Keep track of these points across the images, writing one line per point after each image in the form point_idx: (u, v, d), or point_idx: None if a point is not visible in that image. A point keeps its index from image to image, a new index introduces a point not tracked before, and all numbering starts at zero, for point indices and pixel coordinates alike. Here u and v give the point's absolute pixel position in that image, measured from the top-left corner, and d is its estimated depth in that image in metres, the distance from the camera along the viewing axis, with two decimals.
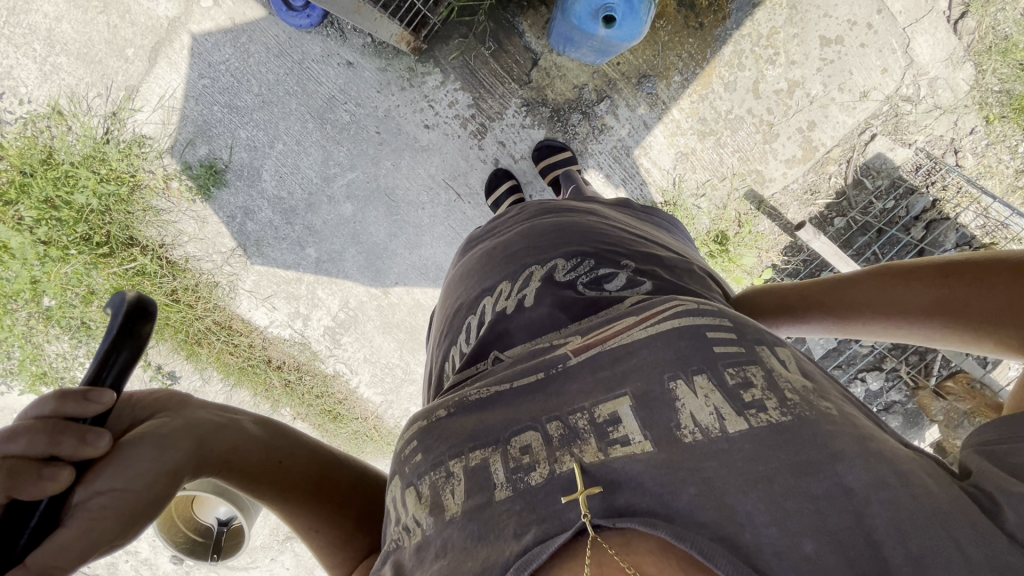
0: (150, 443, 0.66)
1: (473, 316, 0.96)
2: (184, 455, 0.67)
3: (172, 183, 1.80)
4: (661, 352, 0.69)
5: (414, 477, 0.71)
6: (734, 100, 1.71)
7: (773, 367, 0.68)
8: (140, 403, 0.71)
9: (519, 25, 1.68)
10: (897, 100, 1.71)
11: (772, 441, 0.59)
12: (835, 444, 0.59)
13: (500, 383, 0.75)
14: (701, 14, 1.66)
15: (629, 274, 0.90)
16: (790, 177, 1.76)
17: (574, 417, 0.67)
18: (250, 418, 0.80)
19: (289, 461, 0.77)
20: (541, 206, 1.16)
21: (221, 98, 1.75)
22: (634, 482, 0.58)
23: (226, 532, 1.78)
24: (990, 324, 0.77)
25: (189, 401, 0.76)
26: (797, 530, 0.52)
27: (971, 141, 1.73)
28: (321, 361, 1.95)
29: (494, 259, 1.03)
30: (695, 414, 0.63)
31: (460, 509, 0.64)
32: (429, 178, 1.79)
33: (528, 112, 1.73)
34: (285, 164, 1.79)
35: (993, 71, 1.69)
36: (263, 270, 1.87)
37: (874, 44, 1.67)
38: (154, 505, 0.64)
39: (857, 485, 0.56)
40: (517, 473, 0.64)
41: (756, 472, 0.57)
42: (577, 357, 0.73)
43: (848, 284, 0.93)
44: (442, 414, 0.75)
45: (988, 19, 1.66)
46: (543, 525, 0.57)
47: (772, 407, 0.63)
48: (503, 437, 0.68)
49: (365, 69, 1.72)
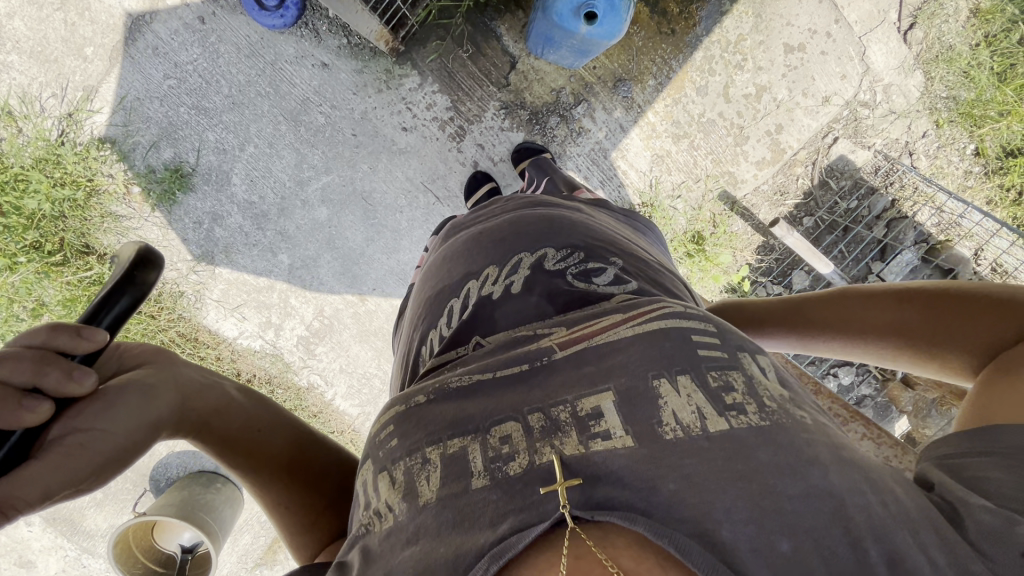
0: (135, 389, 0.71)
1: (456, 299, 0.92)
2: (166, 407, 0.73)
3: (133, 188, 1.71)
4: (646, 351, 0.68)
5: (388, 462, 0.67)
6: (706, 103, 1.76)
7: (754, 374, 0.68)
8: (128, 353, 0.76)
9: (496, 28, 1.69)
10: (856, 105, 1.80)
11: (752, 441, 0.58)
12: (811, 450, 0.58)
13: (483, 371, 0.72)
14: (673, 21, 1.71)
15: (618, 270, 0.90)
16: (761, 178, 1.83)
17: (556, 409, 0.64)
18: (234, 385, 0.87)
19: (270, 433, 0.84)
20: (525, 200, 1.15)
21: (188, 99, 1.69)
22: (613, 476, 0.56)
23: (191, 560, 1.69)
24: (939, 345, 0.84)
25: (176, 358, 0.80)
26: (772, 528, 0.51)
27: (924, 143, 1.84)
28: (294, 372, 1.87)
29: (481, 244, 1.01)
30: (677, 412, 0.62)
31: (436, 495, 0.61)
32: (408, 181, 1.77)
33: (506, 114, 1.74)
34: (255, 168, 1.73)
35: (940, 79, 1.80)
36: (231, 278, 1.79)
37: (833, 52, 1.76)
38: (126, 454, 0.68)
39: (829, 487, 0.55)
40: (496, 462, 0.61)
41: (736, 471, 0.55)
42: (563, 351, 0.71)
43: (813, 303, 1.00)
44: (423, 400, 0.72)
45: (934, 30, 1.77)
46: (520, 515, 0.55)
47: (752, 411, 0.62)
48: (483, 426, 0.65)
49: (341, 71, 1.68)
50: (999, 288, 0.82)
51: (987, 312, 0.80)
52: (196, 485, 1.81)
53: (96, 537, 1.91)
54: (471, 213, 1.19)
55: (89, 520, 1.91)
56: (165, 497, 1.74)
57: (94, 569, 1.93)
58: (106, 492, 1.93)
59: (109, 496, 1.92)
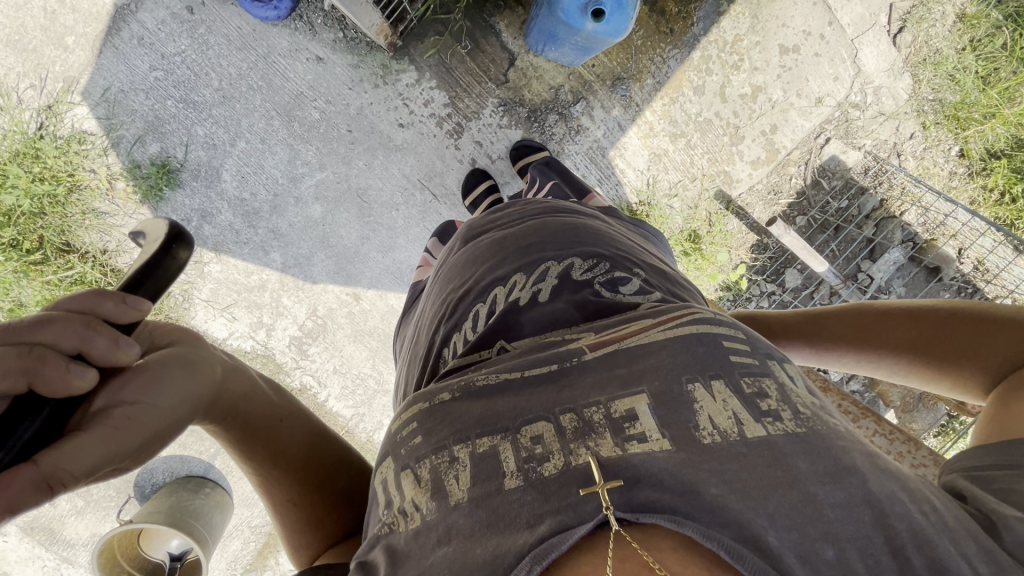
0: (177, 365, 0.69)
1: (481, 304, 0.90)
2: (208, 386, 0.72)
3: (118, 183, 1.65)
4: (679, 356, 0.68)
5: (412, 460, 0.66)
6: (703, 103, 1.77)
7: (785, 381, 0.69)
8: (160, 330, 0.73)
9: (495, 24, 1.67)
10: (848, 106, 1.83)
11: (791, 448, 0.59)
12: (848, 458, 0.59)
13: (511, 370, 0.71)
14: (671, 20, 1.71)
15: (642, 280, 0.90)
16: (756, 177, 1.85)
17: (589, 410, 0.64)
18: (257, 373, 0.86)
19: (288, 422, 0.83)
20: (544, 205, 1.14)
21: (176, 92, 1.63)
22: (654, 479, 0.55)
23: (180, 567, 1.67)
24: (951, 363, 0.87)
25: (202, 339, 0.78)
26: (816, 536, 0.52)
27: (911, 145, 1.88)
28: (287, 374, 1.84)
29: (504, 247, 0.99)
30: (714, 417, 0.62)
31: (467, 496, 0.59)
32: (404, 178, 1.74)
33: (504, 112, 1.72)
34: (247, 164, 1.69)
35: (928, 81, 1.83)
36: (221, 278, 1.76)
37: (827, 54, 1.78)
38: (168, 431, 0.67)
39: (868, 495, 0.55)
40: (530, 462, 0.60)
41: (777, 477, 0.55)
42: (593, 352, 0.71)
43: (828, 317, 1.02)
44: (448, 397, 0.70)
45: (923, 34, 1.80)
46: (559, 516, 0.54)
47: (787, 418, 0.63)
48: (513, 426, 0.64)
49: (336, 66, 1.64)
50: (1012, 309, 0.85)
51: (1002, 333, 0.83)
52: (185, 491, 1.76)
53: (77, 547, 1.84)
54: (488, 216, 1.17)
55: (70, 529, 1.84)
56: (152, 504, 1.68)
57: None
58: (88, 499, 1.86)
59: (91, 504, 1.85)
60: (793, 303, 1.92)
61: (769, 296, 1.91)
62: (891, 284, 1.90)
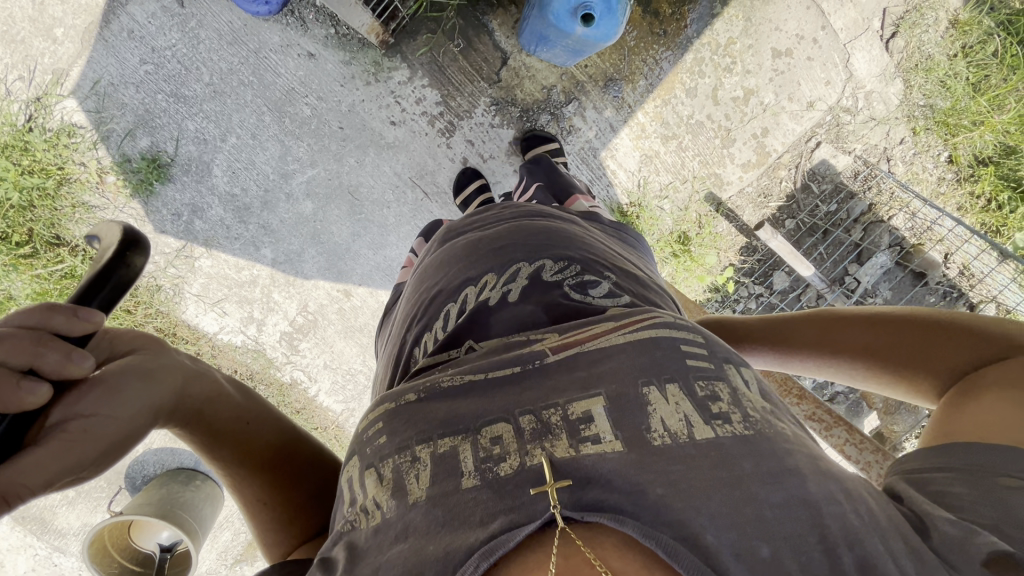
0: (135, 375, 0.70)
1: (452, 304, 0.92)
2: (168, 394, 0.73)
3: (107, 177, 1.65)
4: (635, 359, 0.70)
5: (376, 459, 0.67)
6: (695, 105, 1.77)
7: (738, 385, 0.71)
8: (121, 339, 0.75)
9: (489, 23, 1.65)
10: (839, 111, 1.84)
11: (736, 450, 0.61)
12: (792, 460, 0.61)
13: (475, 372, 0.73)
14: (665, 22, 1.71)
15: (612, 284, 0.91)
16: (746, 180, 1.86)
17: (547, 412, 0.65)
18: (224, 374, 0.85)
19: (256, 426, 0.83)
20: (521, 209, 1.15)
21: (166, 87, 1.62)
22: (603, 479, 0.57)
23: (170, 559, 1.66)
24: (909, 368, 0.88)
25: (166, 344, 0.79)
26: (753, 535, 0.54)
27: (901, 150, 1.89)
28: (277, 368, 1.85)
29: (478, 250, 1.00)
30: (666, 419, 0.64)
31: (425, 494, 0.61)
32: (395, 176, 1.74)
33: (496, 111, 1.72)
34: (238, 159, 1.69)
35: (919, 87, 1.84)
36: (212, 273, 1.77)
37: (819, 58, 1.78)
38: (127, 440, 0.69)
39: (806, 496, 0.57)
40: (487, 462, 0.62)
41: (722, 478, 0.58)
42: (554, 355, 0.72)
43: (791, 323, 1.02)
44: (414, 398, 0.72)
45: (915, 39, 1.80)
46: (511, 515, 0.56)
47: (736, 420, 0.65)
48: (473, 427, 0.66)
49: (328, 62, 1.64)
50: (966, 318, 0.87)
51: (955, 342, 0.84)
52: (175, 482, 1.79)
53: (68, 536, 1.86)
54: (467, 218, 1.17)
55: (60, 519, 1.86)
56: (144, 496, 1.70)
57: (67, 569, 1.88)
58: (79, 490, 1.88)
59: (82, 494, 1.87)
60: (780, 306, 1.93)
61: (757, 298, 1.93)
62: (879, 287, 1.91)
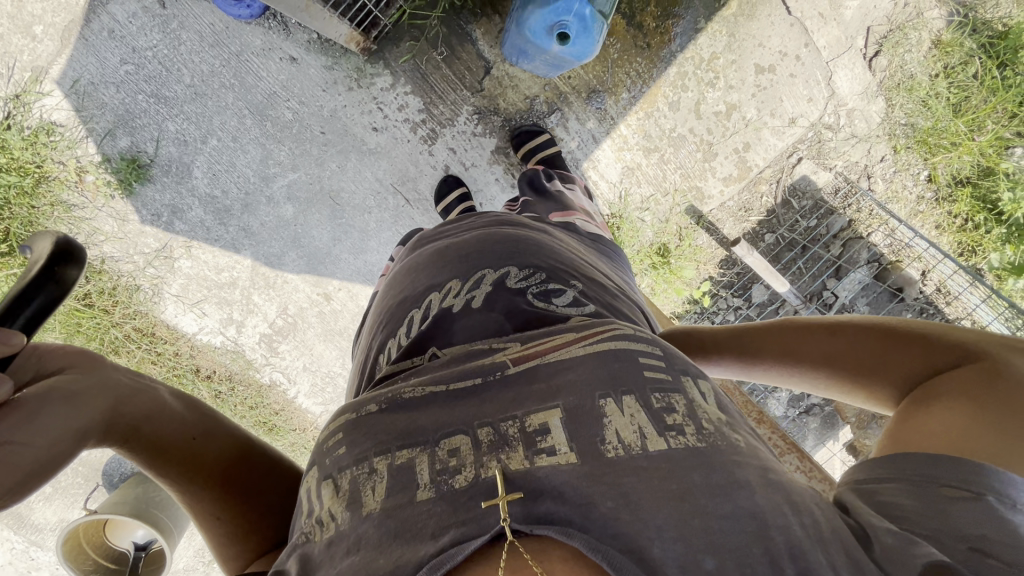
0: (56, 398, 0.71)
1: (416, 310, 0.93)
2: (94, 415, 0.74)
3: (87, 176, 1.65)
4: (594, 370, 0.70)
5: (334, 470, 0.67)
6: (677, 119, 1.78)
7: (694, 397, 0.70)
8: (52, 355, 0.75)
9: (472, 31, 1.65)
10: (820, 127, 1.85)
11: (688, 462, 0.60)
12: (740, 473, 0.60)
13: (435, 384, 0.73)
14: (649, 35, 1.71)
15: (576, 292, 0.92)
16: (727, 194, 1.87)
17: (505, 424, 0.65)
18: (171, 388, 0.86)
19: (201, 441, 0.82)
20: (494, 218, 1.16)
21: (146, 87, 1.61)
22: (555, 491, 0.57)
23: (145, 557, 1.67)
24: (865, 376, 0.83)
25: (102, 362, 0.80)
26: (698, 548, 0.53)
27: (881, 168, 1.89)
28: (256, 370, 1.86)
29: (446, 258, 1.01)
30: (620, 431, 0.63)
31: (379, 506, 0.61)
32: (376, 182, 1.74)
33: (479, 120, 1.72)
34: (218, 162, 1.68)
35: (901, 106, 1.84)
36: (192, 274, 1.77)
37: (802, 75, 1.79)
38: (50, 462, 0.70)
39: (753, 509, 0.56)
40: (442, 474, 0.62)
41: (671, 490, 0.57)
42: (515, 366, 0.72)
43: (753, 332, 0.99)
44: (374, 409, 0.71)
45: (898, 59, 1.81)
46: (461, 528, 0.55)
47: (690, 432, 0.64)
48: (432, 438, 0.66)
49: (310, 67, 1.63)
50: (928, 324, 0.81)
51: (912, 348, 0.79)
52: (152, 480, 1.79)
53: (46, 531, 1.87)
54: (440, 226, 1.19)
55: (37, 514, 1.86)
56: (118, 495, 1.71)
57: (44, 563, 1.89)
58: (56, 486, 1.88)
59: (59, 491, 1.87)
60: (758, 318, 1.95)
61: (735, 310, 1.95)
62: (855, 303, 1.95)
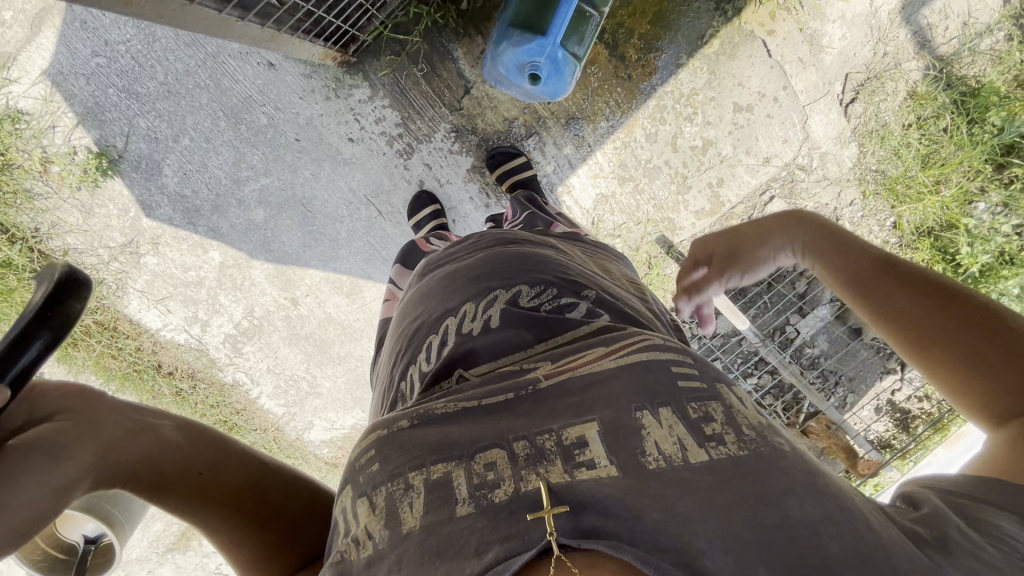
0: (41, 452, 0.67)
1: (434, 335, 0.91)
2: (82, 465, 0.69)
3: (52, 167, 1.63)
4: (627, 382, 0.67)
5: (369, 487, 0.63)
6: (654, 150, 1.79)
7: (733, 404, 0.67)
8: (49, 399, 0.73)
9: (453, 51, 1.64)
10: (794, 167, 1.87)
11: (731, 474, 0.56)
12: (787, 479, 0.56)
13: (468, 400, 0.70)
14: (631, 67, 1.73)
15: (589, 304, 0.91)
16: (698, 227, 1.89)
17: (541, 437, 0.62)
18: (173, 421, 0.80)
19: (209, 473, 0.77)
20: (496, 235, 1.12)
21: (118, 81, 1.59)
22: (599, 505, 0.53)
23: (94, 549, 1.68)
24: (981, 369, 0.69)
25: (99, 400, 0.76)
26: (752, 561, 0.48)
27: (850, 211, 1.92)
28: (219, 369, 1.86)
29: (455, 281, 0.98)
30: (659, 443, 0.59)
31: (420, 523, 0.57)
32: (350, 193, 1.73)
33: (455, 138, 1.72)
34: (190, 161, 1.66)
35: (872, 153, 1.87)
36: (157, 270, 1.75)
37: (779, 116, 1.81)
38: (42, 519, 0.67)
39: (803, 519, 0.52)
40: (480, 489, 0.58)
41: (718, 499, 0.53)
42: (547, 379, 0.70)
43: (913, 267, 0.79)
44: (406, 426, 0.69)
45: (873, 106, 1.83)
46: (505, 544, 0.52)
47: (731, 442, 0.60)
48: (467, 452, 0.62)
49: (287, 73, 1.61)
50: None
51: None
52: None
53: None
54: (444, 251, 1.15)
55: None
56: None
57: None
58: None
59: None
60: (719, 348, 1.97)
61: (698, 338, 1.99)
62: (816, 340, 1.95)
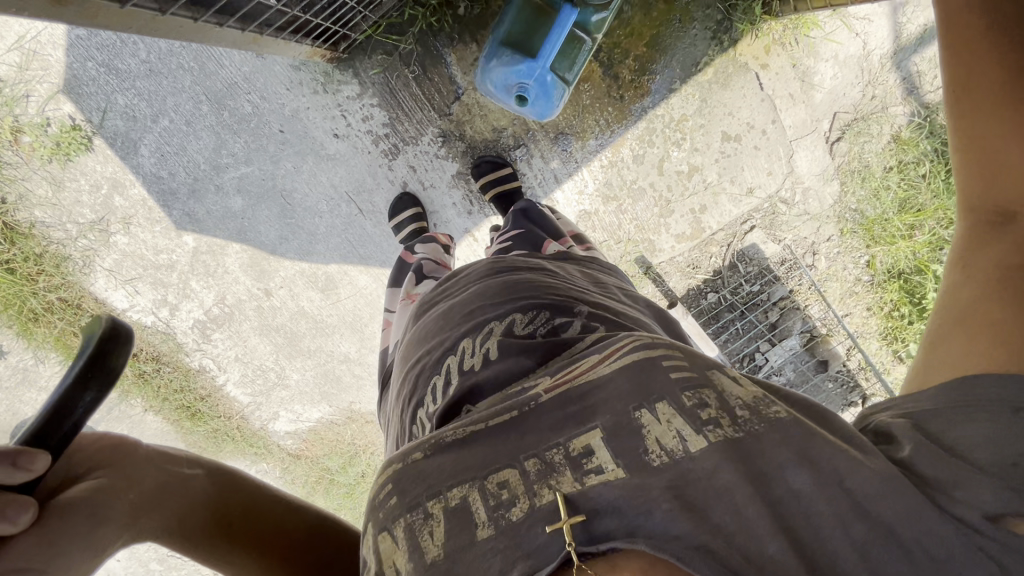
0: (82, 512, 0.76)
1: (437, 376, 0.89)
2: (119, 519, 0.78)
3: (22, 137, 1.59)
4: (621, 385, 0.66)
5: (389, 522, 0.63)
6: (639, 172, 1.81)
7: (723, 387, 0.68)
8: (87, 456, 0.81)
9: (446, 56, 1.61)
10: (777, 200, 1.89)
11: (730, 453, 0.59)
12: (777, 453, 0.59)
13: (474, 423, 0.68)
14: (623, 88, 1.74)
15: (584, 320, 0.91)
16: (677, 250, 1.91)
17: (550, 451, 0.63)
18: (198, 470, 0.90)
19: (238, 522, 0.86)
20: (487, 265, 1.11)
21: (98, 55, 1.55)
22: (612, 508, 0.56)
23: None
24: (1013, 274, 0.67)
25: (132, 455, 0.85)
26: (764, 534, 0.53)
27: (827, 247, 1.93)
28: (185, 354, 1.83)
29: (451, 320, 0.97)
30: (660, 439, 0.61)
31: (443, 553, 0.58)
32: (332, 188, 1.71)
33: (443, 143, 1.70)
34: (168, 143, 1.63)
35: (852, 192, 1.88)
36: (128, 250, 1.72)
37: (766, 148, 1.82)
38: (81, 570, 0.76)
39: (796, 490, 0.57)
40: (498, 510, 0.60)
41: (721, 484, 0.57)
42: (549, 394, 0.69)
43: None
44: (420, 456, 0.67)
45: (856, 147, 1.84)
46: (528, 561, 0.55)
47: (726, 424, 0.62)
48: (480, 473, 0.63)
49: (275, 63, 1.58)
50: None
51: None
52: None
53: None
54: (438, 287, 1.15)
55: None
56: None
57: None
58: None
59: None
60: None
61: None
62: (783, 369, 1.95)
